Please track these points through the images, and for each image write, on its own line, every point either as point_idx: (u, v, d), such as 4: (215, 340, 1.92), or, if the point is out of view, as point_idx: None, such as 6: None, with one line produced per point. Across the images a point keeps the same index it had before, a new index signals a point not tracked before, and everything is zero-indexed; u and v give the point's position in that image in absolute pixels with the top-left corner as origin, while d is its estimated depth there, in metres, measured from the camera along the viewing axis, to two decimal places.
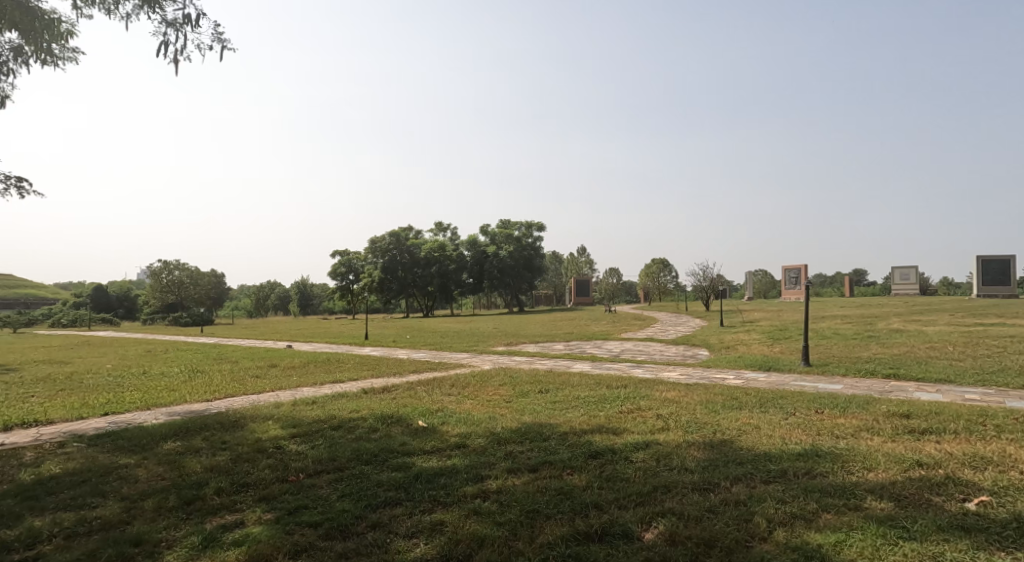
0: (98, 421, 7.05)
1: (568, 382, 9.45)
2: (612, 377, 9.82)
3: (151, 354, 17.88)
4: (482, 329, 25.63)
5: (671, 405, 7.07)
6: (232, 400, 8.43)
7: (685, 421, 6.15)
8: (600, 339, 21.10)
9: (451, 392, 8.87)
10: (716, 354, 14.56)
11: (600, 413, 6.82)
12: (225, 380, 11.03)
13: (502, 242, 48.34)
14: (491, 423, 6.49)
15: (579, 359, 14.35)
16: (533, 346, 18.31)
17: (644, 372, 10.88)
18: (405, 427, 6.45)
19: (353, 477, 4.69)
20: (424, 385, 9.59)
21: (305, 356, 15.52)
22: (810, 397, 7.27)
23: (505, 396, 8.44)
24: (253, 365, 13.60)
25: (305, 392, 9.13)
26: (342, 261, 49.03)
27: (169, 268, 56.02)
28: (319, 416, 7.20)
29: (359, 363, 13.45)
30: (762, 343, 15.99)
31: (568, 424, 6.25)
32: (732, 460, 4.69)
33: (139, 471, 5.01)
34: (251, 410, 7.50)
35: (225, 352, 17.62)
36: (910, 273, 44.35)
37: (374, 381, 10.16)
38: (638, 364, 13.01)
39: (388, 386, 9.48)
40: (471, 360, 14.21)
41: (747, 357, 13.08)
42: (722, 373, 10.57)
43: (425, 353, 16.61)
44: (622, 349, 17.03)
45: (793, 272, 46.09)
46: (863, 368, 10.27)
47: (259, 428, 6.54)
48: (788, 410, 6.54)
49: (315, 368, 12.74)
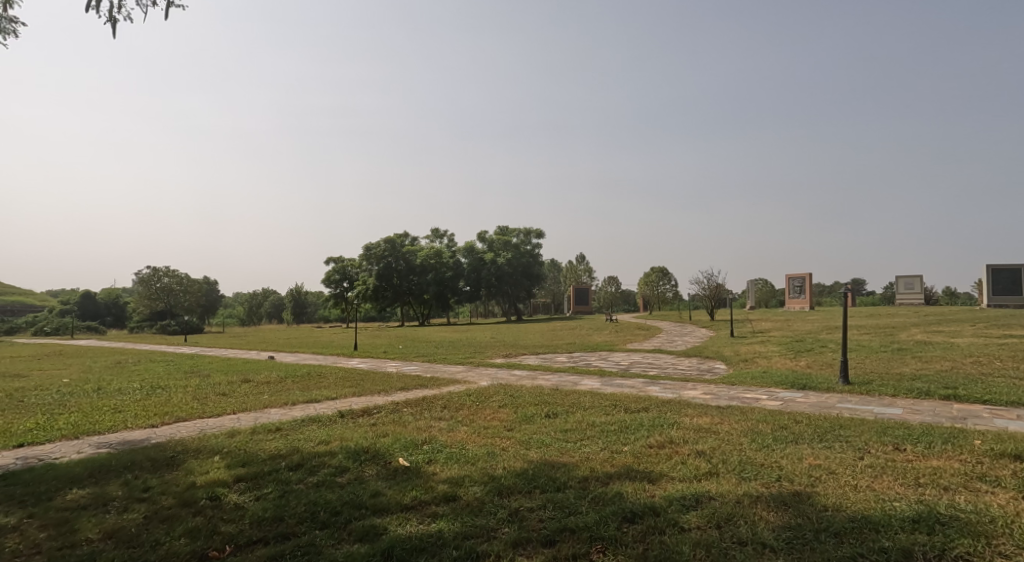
0: (3, 457, 5.73)
1: (578, 403, 8.12)
2: (629, 397, 8.48)
3: (118, 366, 16.44)
4: (479, 339, 24.29)
5: (710, 438, 5.75)
6: (181, 426, 7.11)
7: (735, 461, 4.88)
8: (605, 350, 19.81)
9: (442, 416, 7.54)
10: (736, 368, 13.24)
11: (623, 449, 5.51)
12: (185, 398, 9.71)
13: (501, 249, 47.24)
14: (491, 463, 5.16)
15: (586, 373, 13.02)
16: (533, 359, 16.99)
17: (664, 391, 9.52)
18: (382, 469, 5.13)
19: (299, 553, 3.38)
20: (410, 406, 8.25)
21: (286, 370, 14.14)
22: (877, 426, 5.97)
23: (505, 421, 7.13)
24: (224, 380, 12.23)
25: (271, 415, 7.82)
26: (336, 268, 47.74)
27: (158, 275, 53.98)
28: (278, 449, 5.88)
29: (340, 378, 12.05)
30: (784, 356, 14.69)
31: (588, 466, 4.94)
32: (825, 529, 3.40)
33: (9, 539, 3.68)
34: (197, 441, 6.19)
35: (201, 365, 16.24)
36: (915, 282, 43.13)
37: (353, 400, 8.85)
38: (653, 379, 11.69)
39: (370, 407, 8.16)
40: (466, 374, 12.86)
41: (773, 372, 11.76)
42: (753, 392, 9.21)
43: (417, 365, 15.24)
44: (630, 362, 15.69)
45: (797, 280, 44.86)
46: (915, 387, 8.97)
47: (199, 467, 5.23)
48: (860, 446, 5.24)
49: (292, 383, 11.41)
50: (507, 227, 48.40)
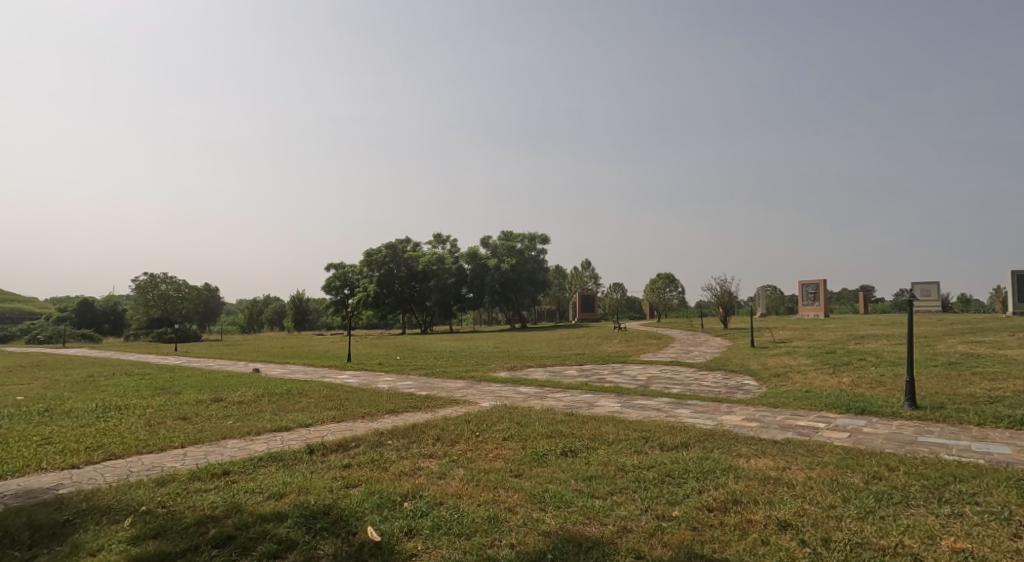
0: None
1: (600, 436, 6.64)
2: (661, 427, 7.00)
3: (89, 380, 15.04)
4: (482, 349, 22.86)
5: (786, 495, 4.30)
6: (106, 469, 5.68)
7: (843, 542, 3.43)
8: (617, 362, 18.36)
9: (432, 454, 6.09)
10: (772, 385, 11.70)
11: (673, 514, 4.06)
12: (137, 424, 8.31)
13: (504, 254, 45.79)
14: (493, 540, 3.72)
15: (602, 391, 11.53)
16: (541, 372, 15.50)
17: (699, 418, 8.00)
18: (342, 547, 3.70)
19: None
20: (395, 439, 6.83)
21: (264, 386, 12.67)
22: (1007, 479, 4.48)
23: (512, 461, 5.70)
24: (192, 399, 10.79)
25: (226, 451, 6.40)
26: (336, 274, 46.49)
27: (156, 282, 52.75)
28: (213, 508, 4.44)
29: (323, 397, 10.60)
30: (819, 370, 13.24)
31: (630, 548, 3.48)
32: None
33: None
34: (114, 492, 4.79)
35: (177, 379, 14.83)
36: (932, 289, 41.38)
37: (330, 430, 7.42)
38: (680, 399, 10.17)
39: (346, 440, 6.75)
40: (466, 392, 11.39)
41: (817, 392, 10.26)
42: (805, 421, 7.70)
43: (413, 381, 13.73)
44: (648, 378, 14.17)
45: (811, 287, 43.30)
46: (1002, 413, 7.48)
47: (90, 542, 3.80)
48: (1006, 516, 3.76)
49: (267, 404, 9.97)
50: (511, 233, 47.15)
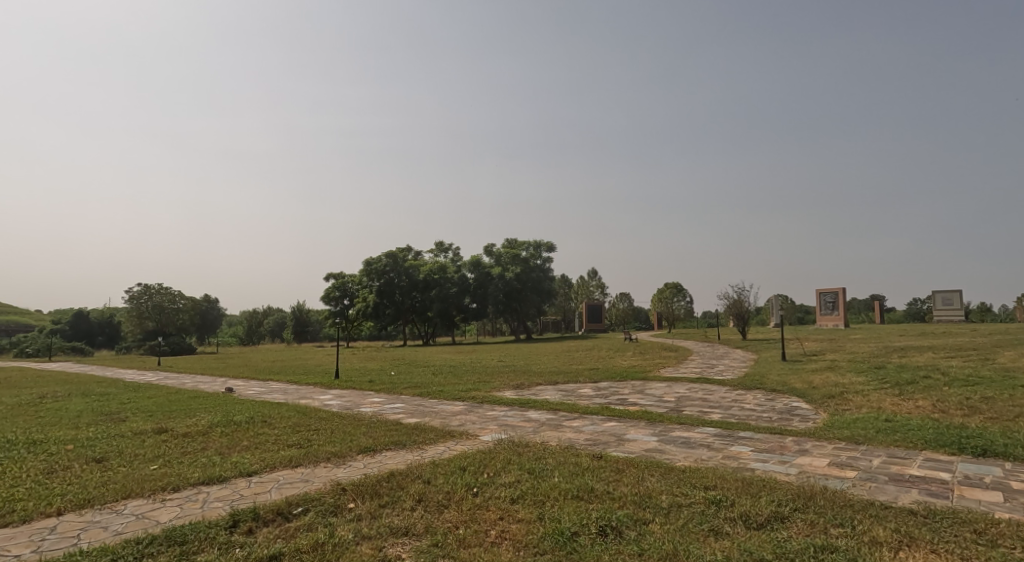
0: None
1: (651, 498, 4.67)
2: (734, 482, 5.02)
3: (35, 402, 13.05)
4: (485, 363, 20.82)
5: None
6: None
7: None
8: (636, 378, 16.30)
9: (405, 537, 4.10)
10: (833, 411, 9.63)
11: None
12: (33, 470, 6.30)
13: (508, 263, 43.87)
14: None
15: (630, 419, 9.50)
16: (551, 391, 13.54)
17: (771, 463, 6.00)
18: None
19: None
20: (359, 502, 4.86)
21: (226, 411, 10.66)
22: None
23: (525, 551, 3.73)
24: (130, 432, 8.79)
25: (115, 523, 4.45)
26: (336, 284, 44.50)
27: (151, 293, 50.91)
28: None
29: (289, 428, 8.62)
30: (882, 390, 11.20)
31: None
32: None
33: None
34: None
35: (134, 402, 12.84)
36: (954, 297, 38.92)
37: (274, 484, 5.45)
38: (730, 431, 8.13)
39: (290, 501, 4.80)
40: (464, 420, 9.41)
41: (899, 421, 8.26)
42: (919, 469, 5.71)
43: (403, 404, 11.71)
44: (678, 399, 12.11)
45: (828, 296, 41.17)
46: None
47: None
48: None
49: (216, 438, 7.96)
50: (514, 240, 45.16)
